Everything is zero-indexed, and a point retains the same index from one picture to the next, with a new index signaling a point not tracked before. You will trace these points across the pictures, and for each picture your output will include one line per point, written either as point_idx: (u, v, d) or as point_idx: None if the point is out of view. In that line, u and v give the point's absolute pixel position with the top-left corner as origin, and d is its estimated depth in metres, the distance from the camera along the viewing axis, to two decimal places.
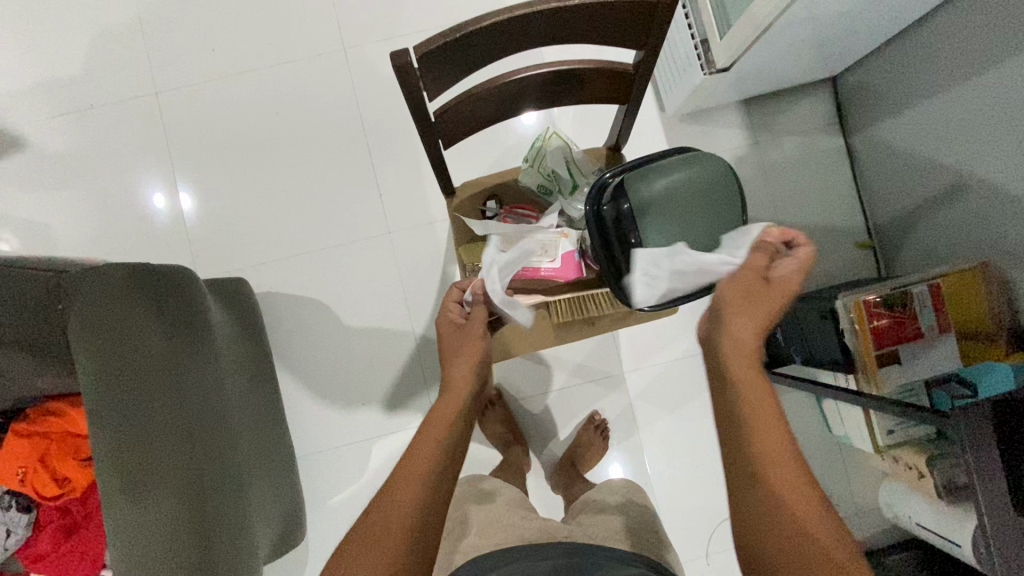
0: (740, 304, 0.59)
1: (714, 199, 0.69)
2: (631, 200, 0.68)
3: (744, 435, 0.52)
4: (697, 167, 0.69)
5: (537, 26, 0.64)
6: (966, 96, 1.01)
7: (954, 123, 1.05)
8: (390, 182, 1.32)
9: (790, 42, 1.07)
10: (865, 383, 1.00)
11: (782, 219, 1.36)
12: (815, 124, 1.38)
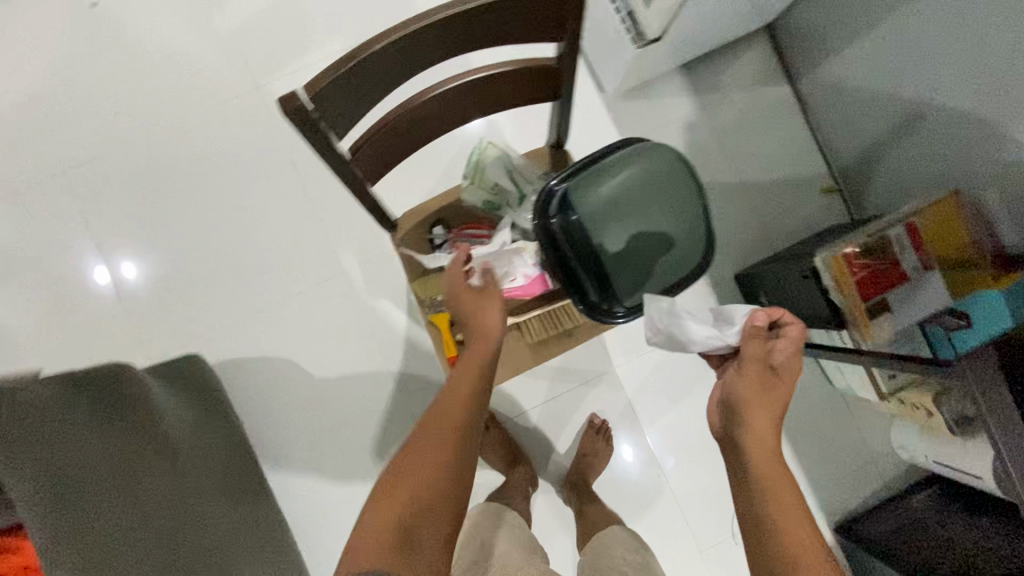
0: (751, 399, 0.65)
1: (667, 196, 0.64)
2: (580, 210, 0.62)
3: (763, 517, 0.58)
4: (645, 164, 0.63)
5: (440, 39, 0.57)
6: (910, 22, 0.97)
7: (903, 51, 1.01)
8: (335, 217, 1.24)
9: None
10: (858, 338, 0.97)
11: (745, 179, 1.32)
12: (759, 75, 1.33)
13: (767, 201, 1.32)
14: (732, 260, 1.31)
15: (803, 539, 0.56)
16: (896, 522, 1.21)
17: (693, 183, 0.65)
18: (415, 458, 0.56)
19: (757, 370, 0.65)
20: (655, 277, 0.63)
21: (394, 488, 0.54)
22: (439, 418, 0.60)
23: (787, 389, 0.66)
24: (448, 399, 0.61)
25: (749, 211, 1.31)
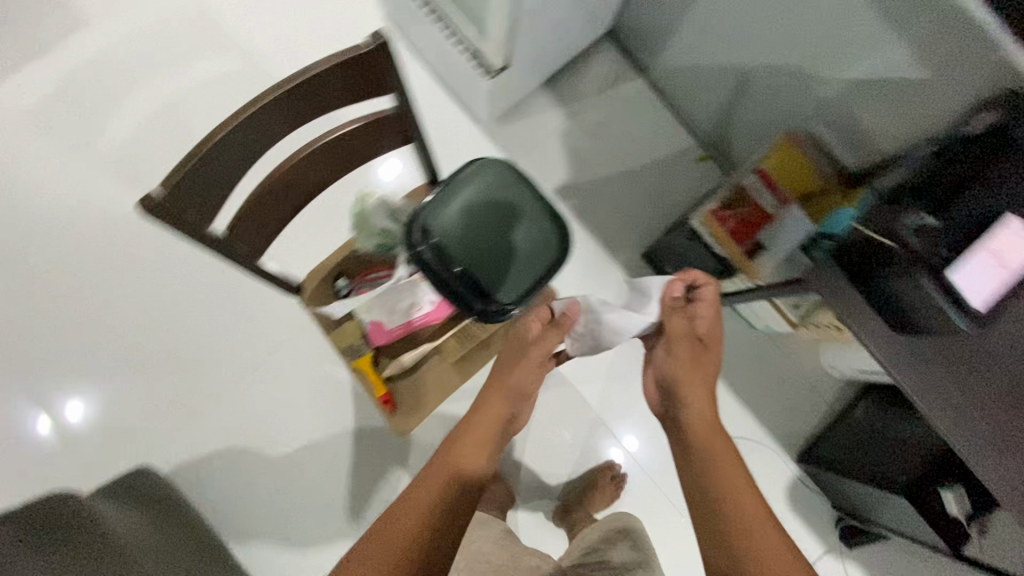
0: (686, 372, 0.86)
1: (510, 199, 0.73)
2: (439, 233, 0.71)
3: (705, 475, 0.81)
4: (482, 177, 0.73)
5: (275, 115, 0.64)
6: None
7: (720, 23, 1.16)
8: (260, 298, 1.27)
9: (548, 23, 1.14)
10: (750, 279, 1.07)
11: (628, 167, 1.44)
12: (614, 74, 1.47)
13: (652, 181, 1.44)
14: (636, 241, 1.41)
15: (727, 476, 0.80)
16: (846, 434, 1.31)
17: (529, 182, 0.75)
18: (447, 466, 0.82)
19: (685, 344, 0.86)
20: (524, 269, 0.72)
21: (428, 488, 0.79)
22: (465, 439, 0.85)
23: (710, 359, 0.87)
24: (472, 425, 0.86)
25: (639, 194, 1.43)
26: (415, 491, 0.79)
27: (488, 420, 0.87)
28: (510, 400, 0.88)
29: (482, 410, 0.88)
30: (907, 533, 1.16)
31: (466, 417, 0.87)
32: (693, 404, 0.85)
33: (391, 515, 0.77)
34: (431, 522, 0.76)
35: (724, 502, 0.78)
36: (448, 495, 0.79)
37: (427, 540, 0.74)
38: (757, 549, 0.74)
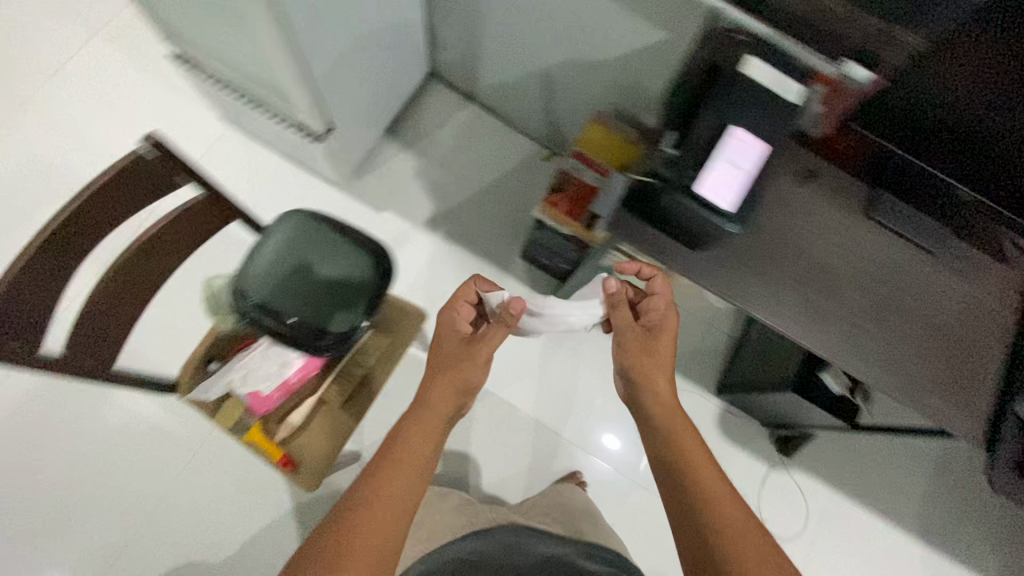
0: (640, 359, 0.84)
1: (316, 244, 0.86)
2: (263, 292, 0.81)
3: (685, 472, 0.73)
4: (285, 234, 0.84)
5: (71, 233, 0.70)
6: (496, 19, 1.25)
7: (508, 38, 1.29)
8: (165, 409, 1.28)
9: (357, 85, 1.24)
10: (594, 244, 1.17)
11: (485, 184, 1.54)
12: (449, 107, 1.59)
13: (510, 190, 1.55)
14: (512, 246, 1.50)
15: (690, 453, 0.74)
16: (744, 357, 1.42)
17: (329, 225, 0.87)
18: (397, 467, 0.75)
19: (631, 327, 0.87)
20: (348, 297, 0.84)
21: (379, 495, 0.71)
22: (416, 436, 0.79)
23: (663, 345, 0.85)
24: (420, 420, 0.81)
25: (501, 204, 1.53)
26: (364, 502, 0.71)
27: (436, 412, 0.82)
28: (453, 393, 0.85)
29: (428, 403, 0.83)
30: (812, 423, 1.28)
31: (410, 413, 0.82)
32: (653, 377, 0.82)
33: (338, 527, 0.68)
34: (384, 532, 0.69)
35: (689, 477, 0.72)
36: (399, 497, 0.72)
37: (382, 554, 0.67)
38: (723, 522, 0.67)
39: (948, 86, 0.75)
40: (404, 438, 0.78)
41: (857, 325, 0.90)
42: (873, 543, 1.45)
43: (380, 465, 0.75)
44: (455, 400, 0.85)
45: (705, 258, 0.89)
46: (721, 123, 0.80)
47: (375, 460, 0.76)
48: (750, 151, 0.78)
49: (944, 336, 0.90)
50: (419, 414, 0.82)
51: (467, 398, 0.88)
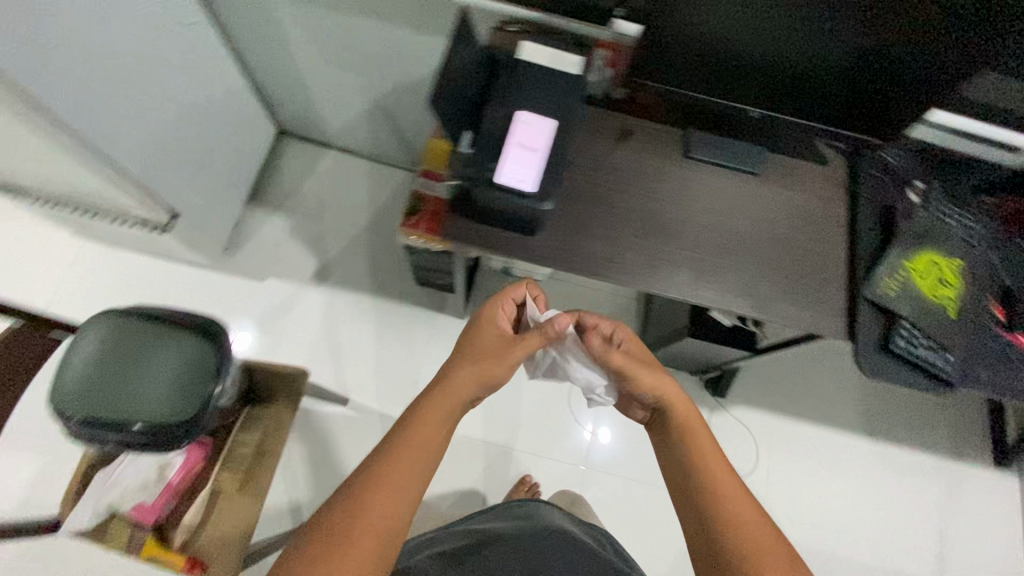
0: (657, 379, 0.77)
1: (136, 340, 0.77)
2: (92, 409, 0.72)
3: (697, 469, 0.71)
4: (99, 341, 0.76)
5: None
6: (310, 64, 1.26)
7: (330, 79, 1.30)
8: (87, 547, 1.21)
9: (192, 164, 1.23)
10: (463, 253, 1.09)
11: (364, 223, 1.54)
12: (308, 160, 1.59)
13: (391, 221, 1.54)
14: (407, 275, 1.50)
15: (704, 454, 0.72)
16: (652, 316, 1.45)
17: (145, 317, 0.79)
18: (402, 459, 0.68)
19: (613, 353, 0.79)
20: (191, 379, 0.76)
21: (380, 491, 0.66)
22: (427, 426, 0.72)
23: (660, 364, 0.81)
24: (434, 410, 0.74)
25: (386, 237, 1.53)
26: (365, 496, 0.65)
27: (454, 401, 0.75)
28: (473, 385, 0.77)
29: (448, 393, 0.75)
30: (725, 359, 1.31)
31: (426, 402, 0.74)
32: (664, 386, 0.77)
33: (332, 521, 0.64)
34: (381, 535, 0.64)
35: (700, 468, 0.71)
36: (402, 493, 0.67)
37: (380, 552, 0.64)
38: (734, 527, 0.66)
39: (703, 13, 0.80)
40: (416, 426, 0.71)
41: (703, 260, 0.93)
42: (824, 452, 1.49)
43: (388, 454, 0.69)
44: (475, 389, 0.78)
45: (542, 243, 0.91)
46: (508, 111, 0.82)
47: (381, 448, 0.70)
48: (539, 130, 0.80)
49: (785, 246, 0.94)
50: (435, 401, 0.74)
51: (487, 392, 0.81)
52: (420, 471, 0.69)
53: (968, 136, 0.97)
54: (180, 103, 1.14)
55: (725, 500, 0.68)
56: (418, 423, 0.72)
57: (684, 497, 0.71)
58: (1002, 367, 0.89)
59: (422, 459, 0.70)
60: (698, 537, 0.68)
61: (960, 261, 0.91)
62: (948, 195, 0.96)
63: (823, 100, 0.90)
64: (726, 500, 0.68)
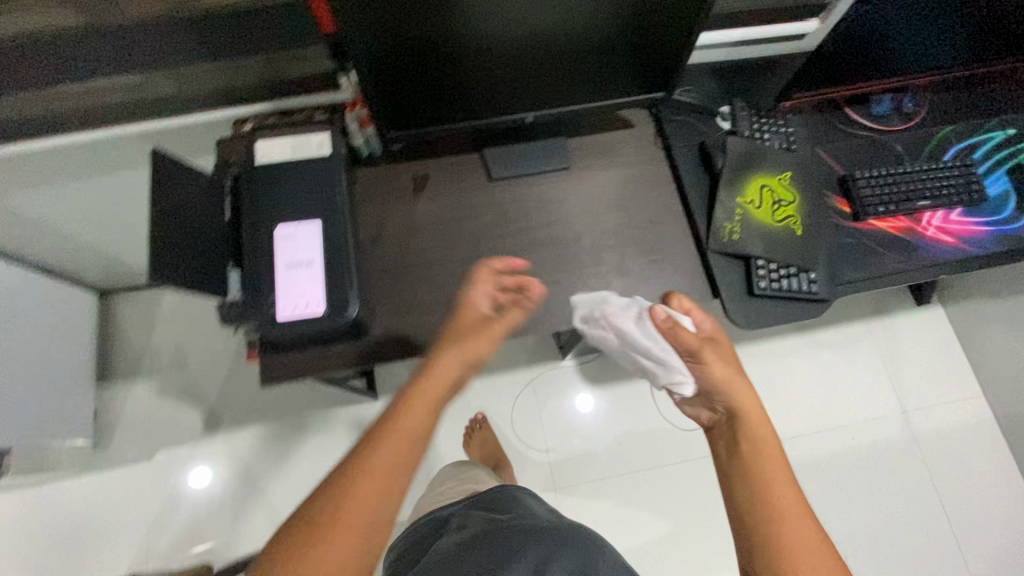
0: (723, 366, 0.69)
1: None
2: None
3: (762, 479, 0.61)
4: None
5: None
6: (79, 226, 1.11)
7: (112, 229, 1.15)
8: None
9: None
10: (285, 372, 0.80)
11: (233, 349, 1.40)
12: (144, 311, 1.43)
13: None
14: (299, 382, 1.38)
15: (770, 466, 0.62)
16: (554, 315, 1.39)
17: None
18: (381, 455, 0.58)
19: (695, 338, 0.71)
20: None
21: (372, 472, 0.56)
22: (421, 409, 0.63)
23: (732, 355, 0.72)
24: (426, 394, 0.65)
25: None
26: (355, 479, 0.55)
27: (446, 386, 0.67)
28: (460, 368, 0.69)
29: (441, 377, 0.67)
30: None
31: (418, 387, 0.65)
32: (735, 393, 0.68)
33: (315, 514, 0.54)
34: (369, 524, 0.54)
35: (762, 470, 0.62)
36: (376, 485, 0.56)
37: (362, 540, 0.53)
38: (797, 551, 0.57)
39: (421, 34, 0.69)
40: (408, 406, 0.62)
41: (551, 280, 0.87)
42: (766, 361, 1.50)
43: (380, 434, 0.59)
44: (462, 372, 0.70)
45: (378, 340, 0.82)
46: (265, 233, 0.72)
47: (371, 431, 0.60)
48: (303, 242, 0.71)
49: (622, 228, 0.89)
50: (428, 384, 0.66)
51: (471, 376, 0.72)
52: (396, 462, 0.58)
53: (749, 42, 0.94)
54: None
55: (791, 524, 0.58)
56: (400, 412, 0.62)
57: (738, 515, 0.61)
58: (867, 259, 0.87)
59: (397, 446, 0.59)
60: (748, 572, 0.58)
61: (788, 173, 0.89)
62: (753, 111, 0.93)
63: (594, 75, 0.82)
64: (790, 523, 0.58)
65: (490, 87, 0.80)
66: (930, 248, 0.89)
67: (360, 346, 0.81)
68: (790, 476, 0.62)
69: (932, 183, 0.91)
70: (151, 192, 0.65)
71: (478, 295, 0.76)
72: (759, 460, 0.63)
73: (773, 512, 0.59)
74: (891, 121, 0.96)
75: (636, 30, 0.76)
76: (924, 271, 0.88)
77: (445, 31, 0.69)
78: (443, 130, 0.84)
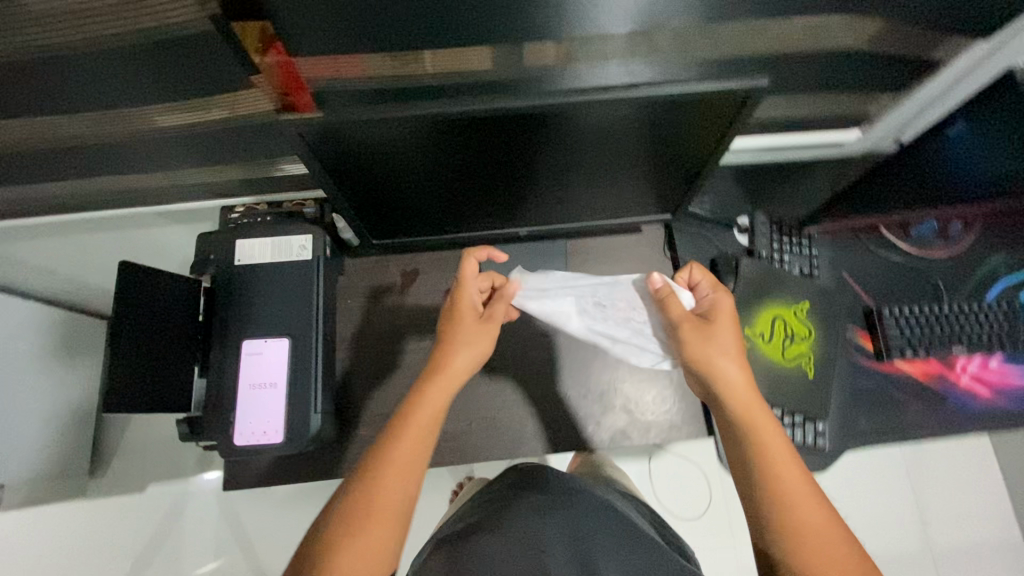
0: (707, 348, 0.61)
1: None
2: None
3: (761, 472, 0.56)
4: None
5: None
6: (93, 279, 1.10)
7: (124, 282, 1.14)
8: None
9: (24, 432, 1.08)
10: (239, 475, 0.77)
11: None
12: None
13: None
14: None
15: (770, 456, 0.56)
16: None
17: None
18: (402, 456, 0.57)
19: (683, 312, 0.64)
20: None
21: (393, 471, 0.56)
22: (431, 402, 0.61)
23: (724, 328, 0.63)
24: (438, 389, 0.62)
25: None
26: (376, 472, 0.56)
27: (455, 378, 0.63)
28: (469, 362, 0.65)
29: (449, 372, 0.63)
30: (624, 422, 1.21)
31: (425, 382, 0.62)
32: (721, 374, 0.60)
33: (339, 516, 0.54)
34: (395, 515, 0.55)
35: (758, 461, 0.56)
36: (403, 482, 0.56)
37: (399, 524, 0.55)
38: (799, 536, 0.53)
39: (419, 162, 0.63)
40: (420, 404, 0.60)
41: (537, 399, 0.82)
42: None
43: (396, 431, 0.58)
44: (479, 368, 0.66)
45: (348, 449, 0.79)
46: (241, 346, 0.69)
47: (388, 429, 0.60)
48: (270, 361, 0.69)
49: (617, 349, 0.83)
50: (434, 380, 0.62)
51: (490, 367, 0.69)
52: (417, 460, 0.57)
53: (781, 149, 0.86)
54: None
55: (803, 521, 0.53)
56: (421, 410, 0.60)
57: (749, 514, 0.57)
58: (884, 408, 0.79)
59: (415, 447, 0.58)
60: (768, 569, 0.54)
61: (806, 304, 0.81)
62: (774, 227, 0.85)
63: (597, 196, 0.76)
64: (801, 519, 0.53)
65: (472, 208, 0.75)
66: (959, 401, 0.80)
67: (323, 454, 0.78)
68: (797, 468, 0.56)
69: (969, 326, 0.82)
70: (116, 303, 0.62)
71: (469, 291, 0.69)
72: (757, 450, 0.57)
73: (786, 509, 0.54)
74: (930, 246, 0.86)
75: (644, 167, 0.70)
76: (948, 428, 0.79)
77: (446, 162, 0.64)
78: (425, 242, 0.81)
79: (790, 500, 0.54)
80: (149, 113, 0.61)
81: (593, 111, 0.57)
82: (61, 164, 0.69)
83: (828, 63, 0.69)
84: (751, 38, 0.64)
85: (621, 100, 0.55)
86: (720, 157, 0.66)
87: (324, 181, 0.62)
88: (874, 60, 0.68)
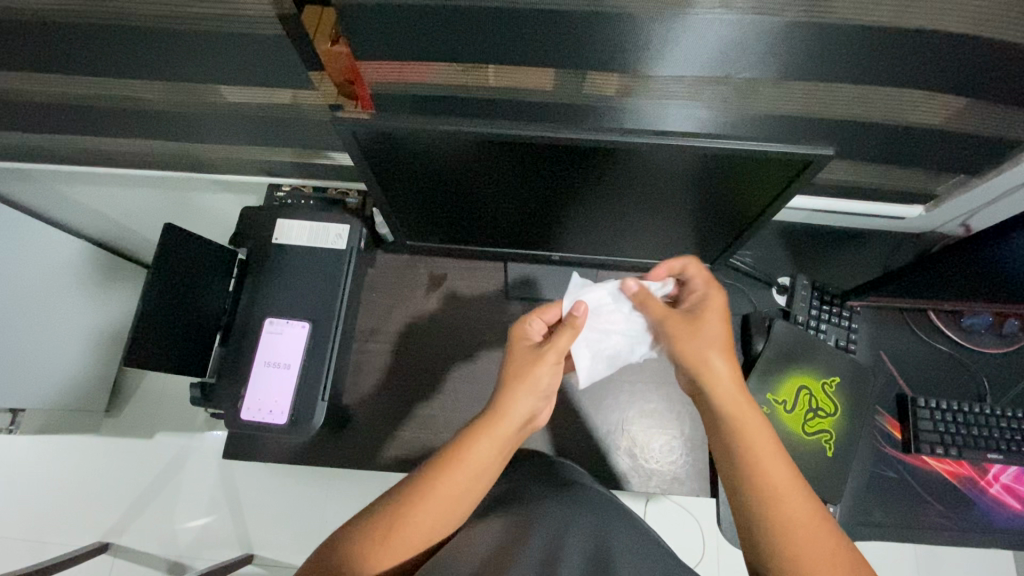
0: (690, 347, 0.59)
1: None
2: None
3: (747, 460, 0.54)
4: None
5: None
6: (145, 233, 1.16)
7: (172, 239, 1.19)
8: None
9: (69, 362, 1.14)
10: (239, 446, 0.78)
11: None
12: None
13: None
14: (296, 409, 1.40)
15: (748, 442, 0.55)
16: None
17: None
18: (449, 488, 0.56)
19: (666, 311, 0.62)
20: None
21: (429, 505, 0.56)
22: (482, 448, 0.58)
23: (712, 323, 0.60)
24: (487, 434, 0.58)
25: None
26: (420, 496, 0.56)
27: (511, 429, 0.59)
28: (533, 402, 0.61)
29: (507, 419, 0.59)
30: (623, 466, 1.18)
31: (480, 424, 0.59)
32: (701, 369, 0.58)
33: (382, 513, 0.56)
34: (421, 543, 0.56)
35: (741, 447, 0.55)
36: (456, 510, 0.57)
37: (447, 525, 0.57)
38: (778, 516, 0.52)
39: (464, 175, 0.63)
40: (469, 446, 0.57)
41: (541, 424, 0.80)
42: None
43: (445, 467, 0.57)
44: (533, 406, 0.61)
45: (346, 442, 0.79)
46: (265, 324, 0.71)
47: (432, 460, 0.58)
48: (288, 343, 0.70)
49: (631, 389, 0.82)
50: (489, 427, 0.58)
51: (545, 404, 0.65)
52: (470, 488, 0.57)
53: (837, 214, 0.83)
54: (48, 316, 1.05)
55: (791, 509, 0.52)
56: (476, 447, 0.58)
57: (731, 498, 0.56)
58: (902, 502, 0.75)
59: (468, 480, 0.57)
60: (750, 545, 0.54)
61: (837, 379, 0.77)
62: (816, 294, 0.82)
63: (637, 233, 0.74)
64: (790, 510, 0.52)
65: (504, 224, 0.74)
66: (988, 512, 0.75)
67: (319, 440, 0.79)
68: (784, 461, 0.54)
69: (1010, 434, 0.77)
70: (158, 250, 0.66)
71: (532, 326, 0.64)
72: (739, 435, 0.55)
73: (774, 496, 0.53)
74: (983, 341, 0.81)
75: (690, 215, 0.68)
76: (970, 537, 0.74)
77: (489, 179, 0.63)
78: (453, 249, 0.81)
79: (778, 486, 0.53)
80: (218, 88, 0.66)
81: (649, 151, 0.55)
82: (143, 120, 0.73)
83: (901, 136, 0.66)
84: (822, 100, 0.62)
85: (680, 148, 0.54)
86: (768, 217, 0.64)
87: (365, 176, 0.62)
88: (951, 139, 0.65)
